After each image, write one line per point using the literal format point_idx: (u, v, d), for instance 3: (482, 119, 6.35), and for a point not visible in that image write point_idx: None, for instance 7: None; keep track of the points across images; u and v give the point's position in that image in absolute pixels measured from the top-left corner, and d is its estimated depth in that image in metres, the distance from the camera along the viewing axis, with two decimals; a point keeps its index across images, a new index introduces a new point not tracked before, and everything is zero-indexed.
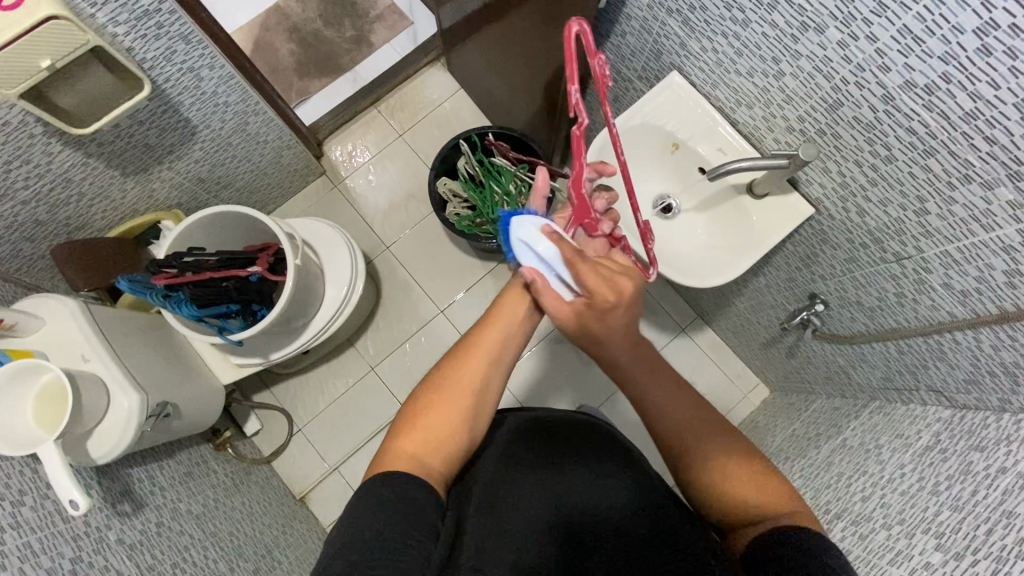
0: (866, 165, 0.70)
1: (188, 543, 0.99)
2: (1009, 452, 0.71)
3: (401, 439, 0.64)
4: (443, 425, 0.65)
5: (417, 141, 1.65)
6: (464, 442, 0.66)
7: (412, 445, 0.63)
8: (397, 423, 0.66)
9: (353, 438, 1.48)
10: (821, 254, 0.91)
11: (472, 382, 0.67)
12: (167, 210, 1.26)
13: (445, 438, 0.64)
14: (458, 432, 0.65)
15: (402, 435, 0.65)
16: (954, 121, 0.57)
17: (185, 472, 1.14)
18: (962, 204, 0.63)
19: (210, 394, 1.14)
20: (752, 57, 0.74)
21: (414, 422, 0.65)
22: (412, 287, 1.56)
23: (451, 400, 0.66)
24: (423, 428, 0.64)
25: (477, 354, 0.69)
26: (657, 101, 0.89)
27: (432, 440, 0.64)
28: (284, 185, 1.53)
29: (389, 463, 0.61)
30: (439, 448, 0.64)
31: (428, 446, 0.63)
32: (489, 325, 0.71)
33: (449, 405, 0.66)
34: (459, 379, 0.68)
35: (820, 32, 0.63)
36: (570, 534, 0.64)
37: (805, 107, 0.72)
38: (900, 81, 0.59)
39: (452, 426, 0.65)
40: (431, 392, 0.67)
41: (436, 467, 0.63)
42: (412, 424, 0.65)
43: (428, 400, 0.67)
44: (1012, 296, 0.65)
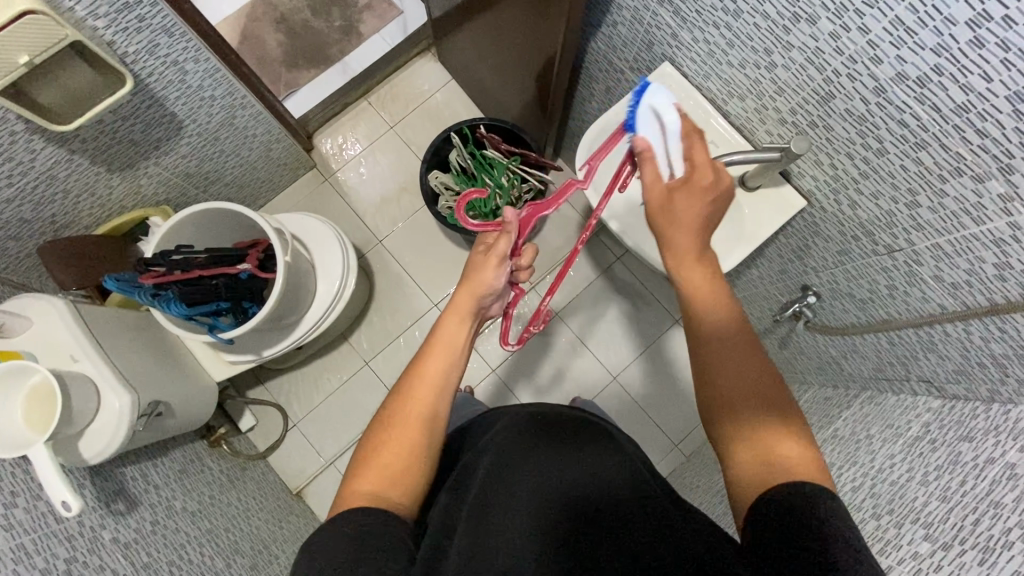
0: (858, 158, 0.70)
1: (184, 540, 0.99)
2: (998, 443, 0.72)
3: (359, 477, 0.67)
4: (394, 457, 0.68)
5: (408, 134, 1.63)
6: (421, 468, 0.69)
7: (367, 480, 0.66)
8: (353, 464, 0.69)
9: (348, 433, 1.49)
10: (814, 246, 0.91)
11: (418, 415, 0.71)
12: (156, 207, 1.25)
13: (399, 468, 0.68)
14: (410, 462, 0.68)
15: (359, 474, 0.68)
16: (946, 114, 0.56)
17: (179, 470, 1.14)
18: (953, 197, 0.62)
19: (203, 392, 1.13)
20: (744, 48, 0.73)
21: (367, 458, 0.68)
22: (406, 281, 1.55)
23: (400, 436, 0.70)
24: (375, 463, 0.68)
25: (423, 387, 0.73)
26: None
27: (389, 474, 0.67)
28: (275, 179, 1.51)
29: (348, 501, 0.65)
30: (396, 481, 0.67)
31: (384, 481, 0.67)
32: (425, 360, 0.75)
33: (399, 438, 0.69)
34: (407, 414, 0.71)
35: (812, 23, 0.62)
36: (576, 516, 0.62)
37: (797, 99, 0.71)
38: (892, 73, 0.58)
39: (404, 457, 0.68)
40: (384, 430, 0.71)
41: (397, 495, 0.66)
42: (366, 461, 0.68)
43: (382, 437, 0.70)
44: (1002, 289, 0.66)
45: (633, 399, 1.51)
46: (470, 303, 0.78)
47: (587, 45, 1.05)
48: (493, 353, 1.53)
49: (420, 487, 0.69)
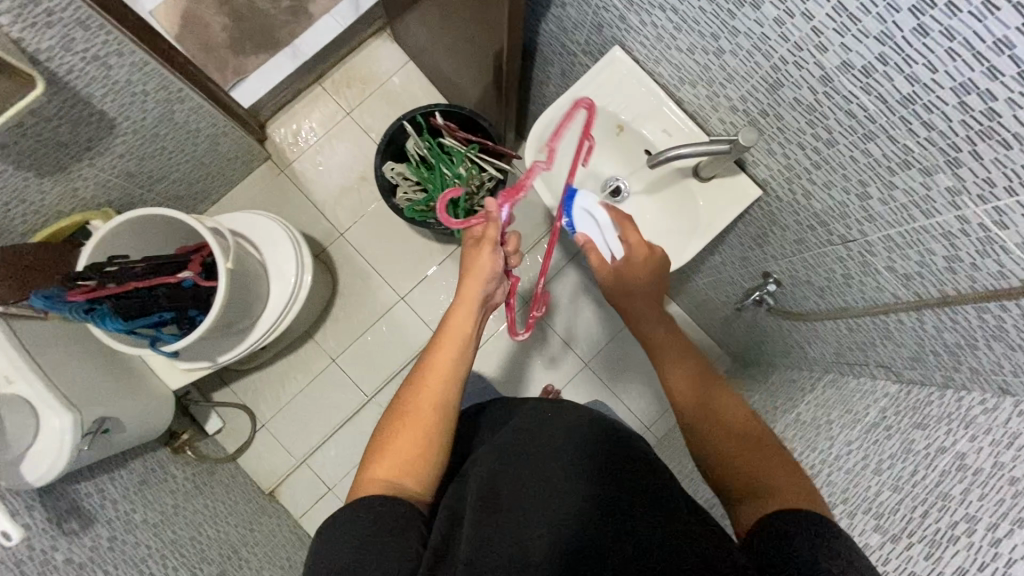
0: (809, 148, 0.67)
1: (145, 554, 0.98)
2: (950, 432, 0.72)
3: (375, 463, 0.66)
4: (408, 445, 0.67)
5: (366, 120, 1.56)
6: (437, 455, 0.67)
7: (382, 468, 0.65)
8: (367, 452, 0.68)
9: (320, 430, 1.47)
10: (773, 235, 0.89)
11: (433, 401, 0.70)
12: (97, 210, 1.18)
13: (414, 455, 0.66)
14: (426, 449, 0.67)
15: (375, 462, 0.66)
16: (892, 105, 0.53)
17: (140, 481, 1.11)
18: (902, 189, 0.60)
19: (157, 402, 1.10)
20: (690, 33, 0.69)
21: (383, 446, 0.67)
22: (371, 274, 1.51)
23: (416, 420, 0.68)
24: (392, 450, 0.66)
25: (435, 376, 0.72)
26: (599, 80, 0.84)
27: (404, 460, 0.66)
28: (227, 173, 1.45)
29: (360, 490, 0.64)
30: (411, 466, 0.66)
31: (397, 468, 0.65)
32: (439, 348, 0.75)
33: (413, 427, 0.68)
34: (422, 399, 0.70)
35: (756, 7, 0.58)
36: (592, 509, 0.58)
37: (746, 87, 0.68)
38: (838, 62, 0.55)
39: (419, 446, 0.67)
40: (399, 417, 0.69)
41: (409, 484, 0.64)
42: (380, 448, 0.67)
43: (397, 422, 0.69)
44: (953, 280, 0.64)
45: (607, 385, 1.50)
46: (477, 288, 0.79)
47: (538, 27, 1.00)
48: None
49: (435, 477, 0.67)
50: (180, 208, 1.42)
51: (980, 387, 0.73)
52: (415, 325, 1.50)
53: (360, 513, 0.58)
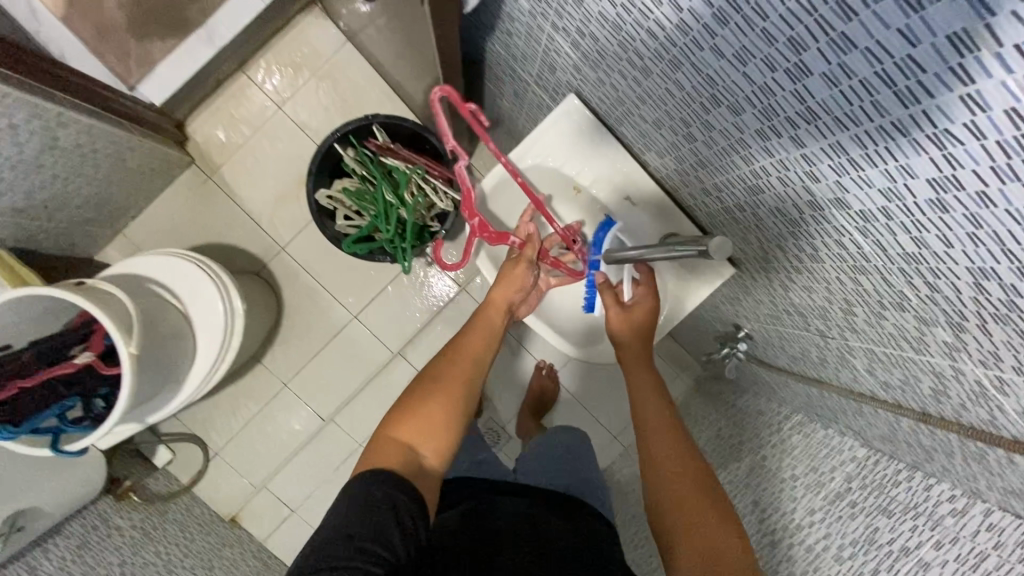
0: (791, 253, 0.57)
1: None
2: (914, 530, 0.69)
3: (401, 421, 0.65)
4: (435, 415, 0.66)
5: (301, 114, 1.37)
6: (457, 432, 0.67)
7: (406, 430, 0.64)
8: (391, 413, 0.67)
9: (276, 456, 1.42)
10: (745, 299, 0.81)
11: (461, 375, 0.70)
12: None
13: (439, 428, 0.66)
14: (453, 420, 0.67)
15: (398, 422, 0.65)
16: (892, 254, 0.44)
17: (80, 545, 1.05)
18: (893, 323, 0.51)
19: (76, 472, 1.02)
20: (657, 110, 0.57)
21: (410, 410, 0.66)
22: (319, 291, 1.39)
23: (444, 388, 0.69)
24: (420, 416, 0.66)
25: (467, 353, 0.73)
26: (542, 143, 0.78)
27: (429, 428, 0.65)
28: (142, 187, 1.27)
29: (375, 458, 0.61)
30: (433, 437, 0.65)
31: (422, 435, 0.64)
32: (474, 330, 0.76)
33: (443, 395, 0.68)
34: (454, 369, 0.71)
35: (735, 112, 0.46)
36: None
37: (720, 178, 0.57)
38: (831, 196, 0.44)
39: (446, 420, 0.66)
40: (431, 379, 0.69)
41: (429, 455, 0.64)
42: (405, 411, 0.66)
43: (428, 386, 0.69)
44: (936, 405, 0.58)
45: (578, 397, 1.42)
46: (511, 291, 0.79)
47: (483, 44, 0.83)
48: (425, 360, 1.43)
49: (452, 453, 0.67)
50: (94, 230, 1.26)
51: (949, 481, 0.67)
52: (371, 345, 1.41)
53: (379, 490, 0.56)
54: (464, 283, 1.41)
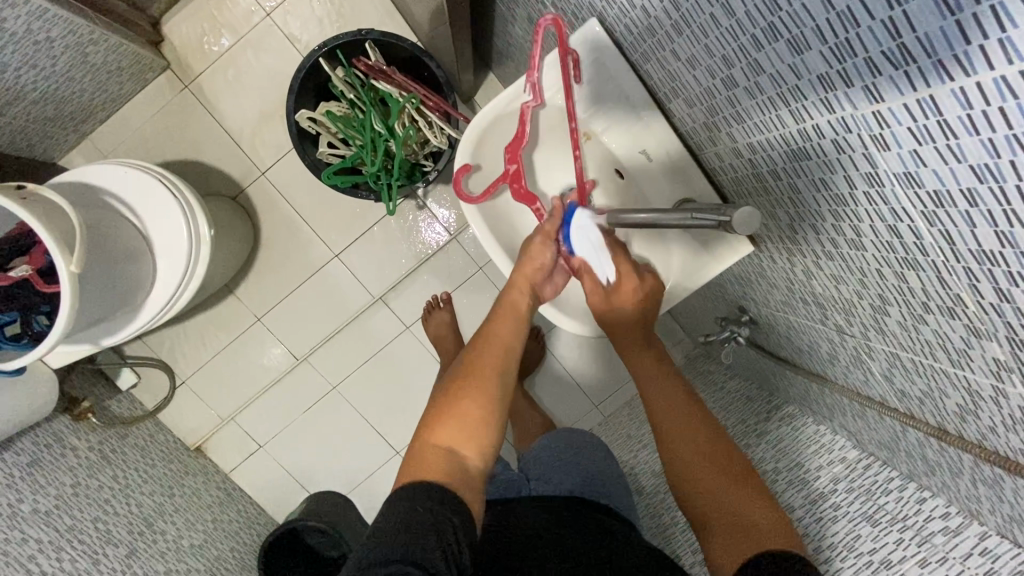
0: (825, 236, 0.50)
1: (34, 550, 0.87)
2: (899, 542, 0.62)
3: (438, 425, 0.61)
4: (472, 416, 0.61)
5: (291, 25, 1.22)
6: (496, 429, 0.62)
7: (444, 435, 0.60)
8: (428, 418, 0.62)
9: (244, 391, 1.37)
10: (759, 280, 0.74)
11: (494, 369, 0.65)
12: None
13: (477, 426, 0.61)
14: (490, 417, 0.62)
15: (436, 427, 0.61)
16: (960, 250, 0.35)
17: (30, 463, 0.99)
18: (933, 329, 0.44)
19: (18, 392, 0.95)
20: (696, 43, 0.48)
21: (446, 413, 0.62)
22: (299, 224, 1.30)
23: (479, 385, 0.64)
24: (458, 418, 0.61)
25: (496, 343, 0.68)
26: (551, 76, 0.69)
27: (468, 430, 0.61)
28: (109, 88, 1.15)
29: (418, 471, 0.57)
30: (476, 437, 0.61)
31: (464, 436, 0.60)
32: (498, 317, 0.71)
33: (478, 390, 0.63)
34: (485, 361, 0.66)
35: (795, 50, 0.38)
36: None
37: (757, 136, 0.49)
38: (898, 169, 0.35)
39: (483, 416, 0.62)
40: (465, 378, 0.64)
41: (470, 455, 0.60)
42: (441, 414, 0.62)
43: (462, 385, 0.64)
44: (959, 423, 0.51)
45: (565, 364, 1.36)
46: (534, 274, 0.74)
47: None
48: (408, 309, 1.36)
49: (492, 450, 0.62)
50: (56, 131, 1.15)
51: (945, 497, 0.63)
52: (351, 287, 1.33)
53: (420, 508, 0.52)
54: (456, 231, 1.32)
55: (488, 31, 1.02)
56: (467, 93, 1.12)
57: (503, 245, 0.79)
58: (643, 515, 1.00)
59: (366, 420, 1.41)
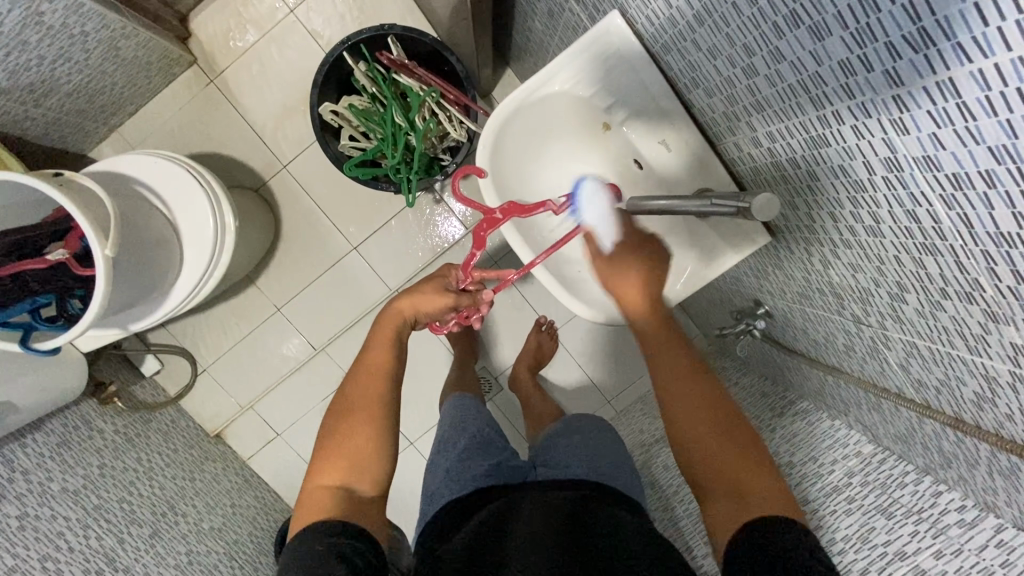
0: (843, 225, 0.50)
1: (63, 527, 0.90)
2: (914, 535, 0.63)
3: (320, 469, 0.70)
4: (354, 447, 0.70)
5: (314, 21, 1.25)
6: (382, 454, 0.71)
7: (332, 475, 0.68)
8: (318, 462, 0.71)
9: (263, 379, 1.40)
10: (775, 271, 0.74)
11: (375, 400, 0.74)
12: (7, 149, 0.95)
13: (360, 456, 0.70)
14: (374, 447, 0.71)
15: (320, 471, 0.70)
16: (978, 234, 0.36)
17: (59, 443, 1.02)
18: (951, 315, 0.45)
19: (48, 374, 0.98)
20: (716, 33, 0.50)
21: (331, 455, 0.70)
22: (318, 216, 1.33)
23: (356, 422, 0.72)
24: (345, 453, 0.70)
25: (372, 378, 0.76)
26: (578, 63, 0.69)
27: (344, 464, 0.69)
28: (139, 82, 1.19)
29: (308, 513, 0.65)
30: (357, 466, 0.69)
31: (344, 471, 0.69)
32: (372, 353, 0.78)
33: (365, 423, 0.72)
34: (366, 394, 0.74)
35: (817, 36, 0.38)
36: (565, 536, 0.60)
37: (778, 124, 0.50)
38: (919, 153, 0.36)
39: (370, 447, 0.71)
40: (346, 417, 0.73)
41: (362, 482, 0.69)
42: (330, 454, 0.70)
43: (343, 425, 0.72)
44: (975, 412, 0.52)
45: (577, 359, 1.37)
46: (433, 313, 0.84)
47: None
48: None
49: (382, 471, 0.71)
50: (87, 123, 1.18)
51: (962, 491, 0.62)
52: (369, 278, 1.36)
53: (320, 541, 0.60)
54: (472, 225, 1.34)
55: (508, 26, 1.03)
56: (485, 88, 1.14)
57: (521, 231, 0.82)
58: (656, 508, 1.00)
59: None
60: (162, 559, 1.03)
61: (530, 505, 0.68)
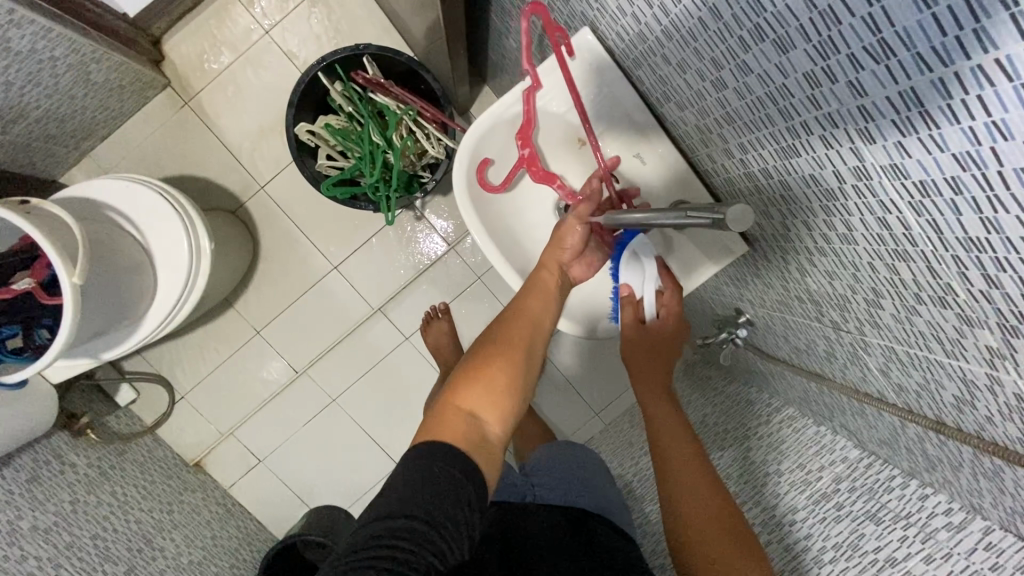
0: (817, 233, 0.51)
1: (32, 568, 0.86)
2: (903, 540, 0.63)
3: (465, 389, 0.60)
4: (501, 377, 0.62)
5: (290, 42, 1.25)
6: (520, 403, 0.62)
7: (472, 398, 0.59)
8: (455, 381, 0.62)
9: (245, 404, 1.37)
10: (754, 280, 0.75)
11: (523, 342, 0.66)
12: None
13: (500, 392, 0.61)
14: (517, 388, 0.62)
15: (461, 389, 0.61)
16: (948, 239, 0.36)
17: (29, 479, 0.98)
18: (926, 319, 0.45)
19: (15, 411, 0.94)
20: (685, 48, 0.50)
21: (472, 377, 0.61)
22: (298, 237, 1.31)
23: (504, 357, 0.64)
24: (486, 381, 0.61)
25: (523, 322, 0.68)
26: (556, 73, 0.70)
27: (489, 394, 0.60)
28: (111, 106, 1.17)
29: (441, 430, 0.56)
30: (501, 407, 0.60)
31: (487, 403, 0.60)
32: (531, 294, 0.71)
33: (506, 360, 0.63)
34: (513, 333, 0.66)
35: (781, 49, 0.39)
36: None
37: (750, 135, 0.50)
38: (886, 161, 0.36)
39: (511, 384, 0.62)
40: (490, 347, 0.65)
41: (492, 421, 0.59)
42: (465, 379, 0.61)
43: (487, 353, 0.64)
44: (956, 415, 0.52)
45: (564, 374, 1.36)
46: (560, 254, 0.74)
47: None
48: (407, 319, 1.36)
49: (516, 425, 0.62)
50: (57, 149, 1.16)
51: (947, 493, 0.62)
52: (351, 298, 1.34)
53: (441, 468, 0.52)
54: (454, 242, 1.33)
55: (482, 44, 1.04)
56: (463, 105, 1.14)
57: (500, 241, 0.79)
58: (648, 523, 0.99)
59: (368, 432, 1.40)
60: None
61: (530, 539, 0.69)
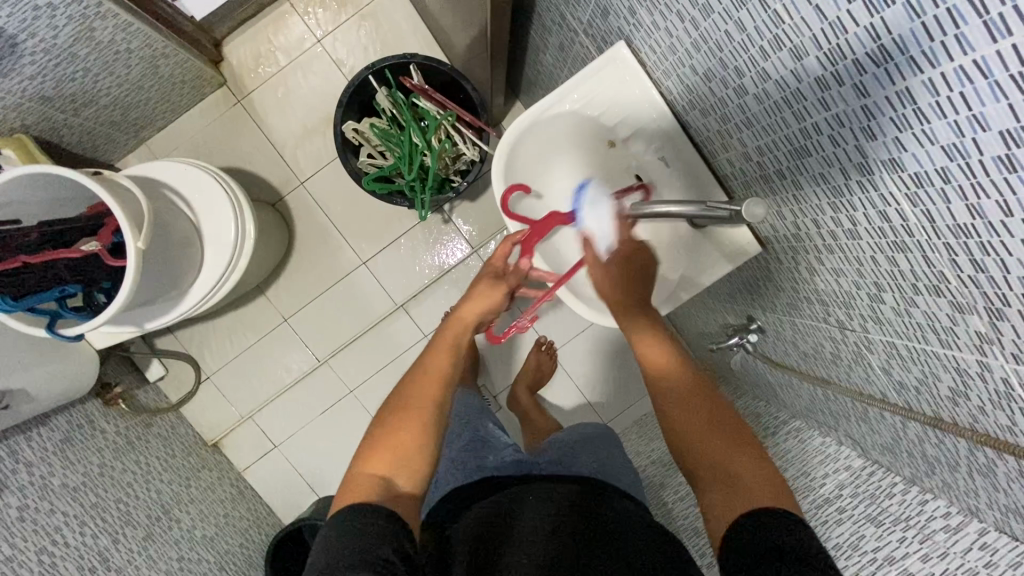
0: (825, 230, 0.55)
1: (59, 522, 0.90)
2: (902, 540, 0.64)
3: (369, 459, 0.65)
4: (405, 438, 0.66)
5: (339, 50, 1.34)
6: (426, 457, 0.66)
7: (378, 463, 0.64)
8: (362, 449, 0.67)
9: (265, 390, 1.42)
10: (767, 284, 0.79)
11: (424, 403, 0.70)
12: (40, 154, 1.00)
13: (405, 452, 0.65)
14: (422, 444, 0.66)
15: (367, 460, 0.65)
16: (940, 227, 0.41)
17: (62, 440, 1.03)
18: (923, 310, 0.49)
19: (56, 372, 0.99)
20: (711, 57, 0.56)
21: (379, 444, 0.66)
22: (331, 231, 1.38)
23: (405, 419, 0.68)
24: (392, 446, 0.66)
25: (428, 381, 0.72)
26: (592, 78, 0.75)
27: (393, 455, 0.65)
28: (171, 99, 1.27)
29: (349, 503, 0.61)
30: (405, 467, 0.65)
31: (389, 467, 0.64)
32: (434, 355, 0.76)
33: (408, 422, 0.68)
34: (416, 394, 0.71)
35: (797, 56, 0.45)
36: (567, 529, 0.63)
37: (765, 138, 0.56)
38: (885, 156, 0.42)
39: (416, 441, 0.66)
40: (395, 411, 0.69)
41: (403, 481, 0.64)
42: (372, 446, 0.66)
43: (391, 419, 0.68)
44: (952, 408, 0.55)
45: (575, 380, 1.39)
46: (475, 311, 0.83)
47: None
48: (427, 316, 1.41)
49: (427, 477, 0.66)
50: (118, 134, 1.25)
51: (947, 498, 0.64)
52: (375, 294, 1.40)
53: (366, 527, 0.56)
54: (478, 245, 1.39)
55: (519, 59, 1.12)
56: (497, 115, 1.22)
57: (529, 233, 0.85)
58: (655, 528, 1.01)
59: None
60: (152, 563, 1.01)
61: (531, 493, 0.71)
